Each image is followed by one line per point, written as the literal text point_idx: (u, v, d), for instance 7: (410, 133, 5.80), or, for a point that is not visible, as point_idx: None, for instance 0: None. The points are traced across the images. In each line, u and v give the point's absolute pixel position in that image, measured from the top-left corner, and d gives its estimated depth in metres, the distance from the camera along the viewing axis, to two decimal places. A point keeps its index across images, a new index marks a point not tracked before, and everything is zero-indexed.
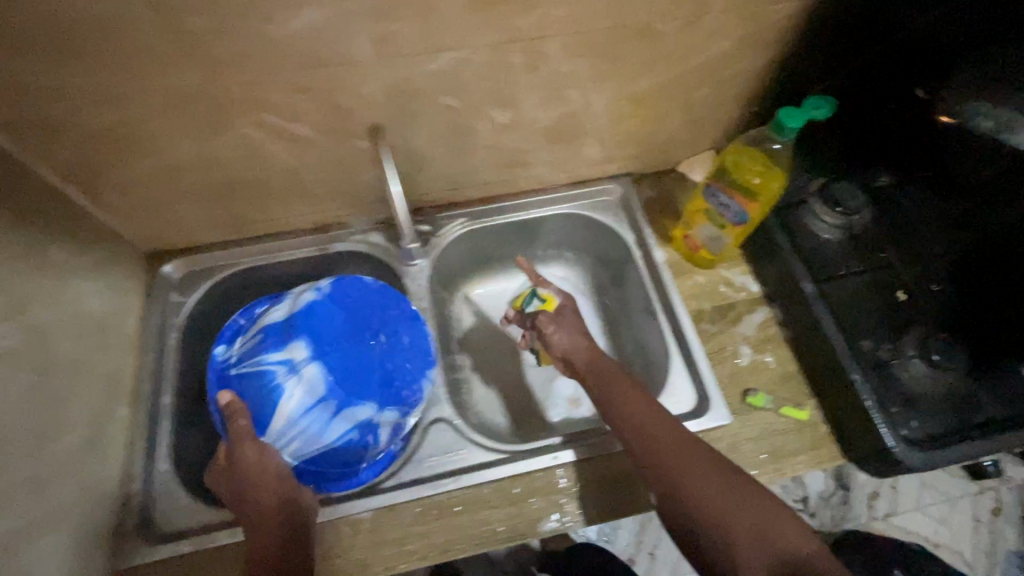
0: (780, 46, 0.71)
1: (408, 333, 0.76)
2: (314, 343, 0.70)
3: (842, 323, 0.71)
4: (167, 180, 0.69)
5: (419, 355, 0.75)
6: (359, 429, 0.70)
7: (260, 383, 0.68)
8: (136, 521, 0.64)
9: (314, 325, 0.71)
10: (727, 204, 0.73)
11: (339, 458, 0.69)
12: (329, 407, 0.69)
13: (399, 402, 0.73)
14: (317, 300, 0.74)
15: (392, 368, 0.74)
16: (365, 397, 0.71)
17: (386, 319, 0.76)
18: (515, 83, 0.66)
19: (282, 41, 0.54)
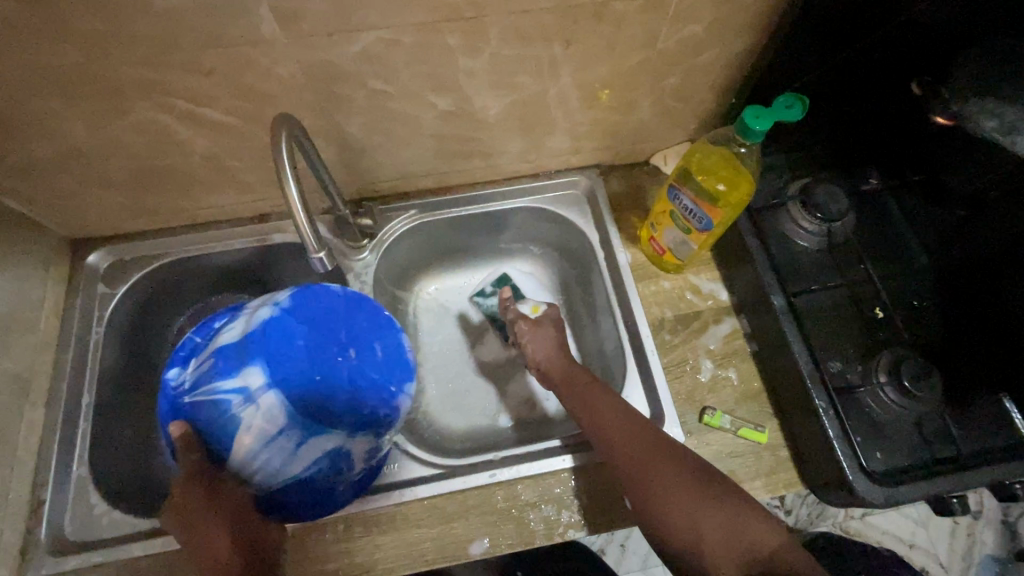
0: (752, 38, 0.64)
1: (381, 342, 0.64)
2: (272, 365, 0.59)
3: (810, 343, 0.65)
4: (76, 166, 0.63)
5: (391, 366, 0.63)
6: (332, 462, 0.59)
7: (211, 416, 0.56)
8: (46, 529, 0.61)
9: (275, 344, 0.60)
10: (692, 211, 0.65)
11: (314, 490, 0.60)
12: (295, 438, 0.57)
13: (376, 426, 0.61)
14: (273, 316, 0.61)
15: (365, 386, 0.63)
16: (335, 422, 0.60)
17: (357, 328, 0.64)
18: (455, 66, 0.59)
19: (169, 14, 0.47)
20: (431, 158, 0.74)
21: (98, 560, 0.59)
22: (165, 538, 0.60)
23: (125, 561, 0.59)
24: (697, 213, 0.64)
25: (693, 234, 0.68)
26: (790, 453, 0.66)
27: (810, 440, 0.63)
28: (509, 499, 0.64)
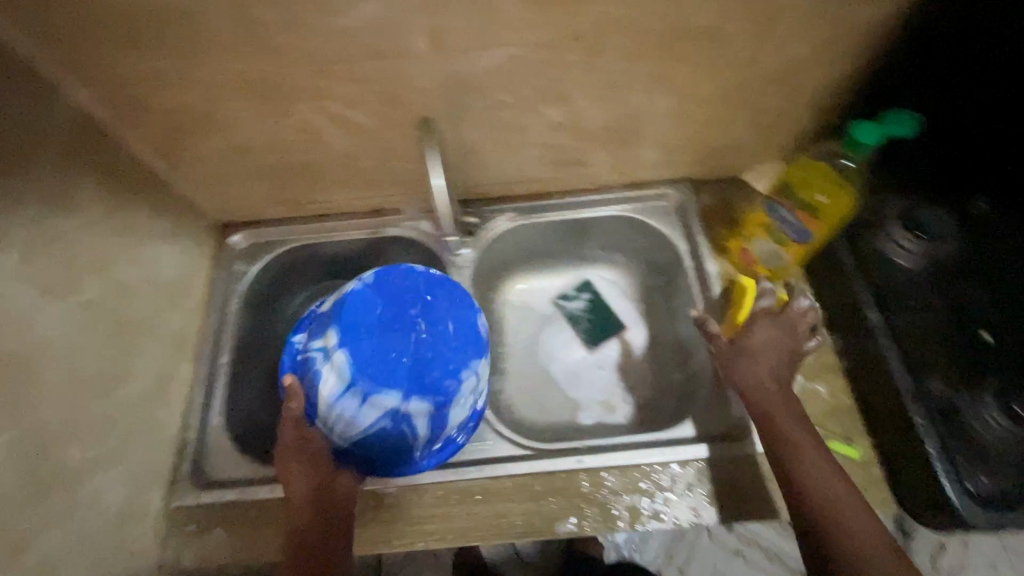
0: (853, 61, 0.67)
1: (450, 320, 0.67)
2: (350, 329, 0.65)
3: (910, 361, 0.65)
4: (239, 158, 0.74)
5: (465, 342, 0.67)
6: (393, 419, 0.64)
7: (313, 373, 0.65)
8: (190, 467, 0.71)
9: (338, 318, 0.66)
10: (788, 223, 0.68)
11: (382, 445, 0.65)
12: (359, 394, 0.63)
13: (433, 394, 0.64)
14: (360, 289, 0.67)
15: (433, 359, 0.65)
16: (393, 384, 0.63)
17: (433, 306, 0.68)
18: (571, 80, 0.65)
19: (344, 31, 0.56)
20: (533, 165, 0.80)
21: (230, 496, 0.68)
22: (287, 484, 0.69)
23: (254, 500, 0.67)
24: (794, 227, 0.67)
25: (788, 246, 0.70)
26: (885, 474, 0.65)
27: (905, 458, 0.63)
28: (594, 485, 0.67)
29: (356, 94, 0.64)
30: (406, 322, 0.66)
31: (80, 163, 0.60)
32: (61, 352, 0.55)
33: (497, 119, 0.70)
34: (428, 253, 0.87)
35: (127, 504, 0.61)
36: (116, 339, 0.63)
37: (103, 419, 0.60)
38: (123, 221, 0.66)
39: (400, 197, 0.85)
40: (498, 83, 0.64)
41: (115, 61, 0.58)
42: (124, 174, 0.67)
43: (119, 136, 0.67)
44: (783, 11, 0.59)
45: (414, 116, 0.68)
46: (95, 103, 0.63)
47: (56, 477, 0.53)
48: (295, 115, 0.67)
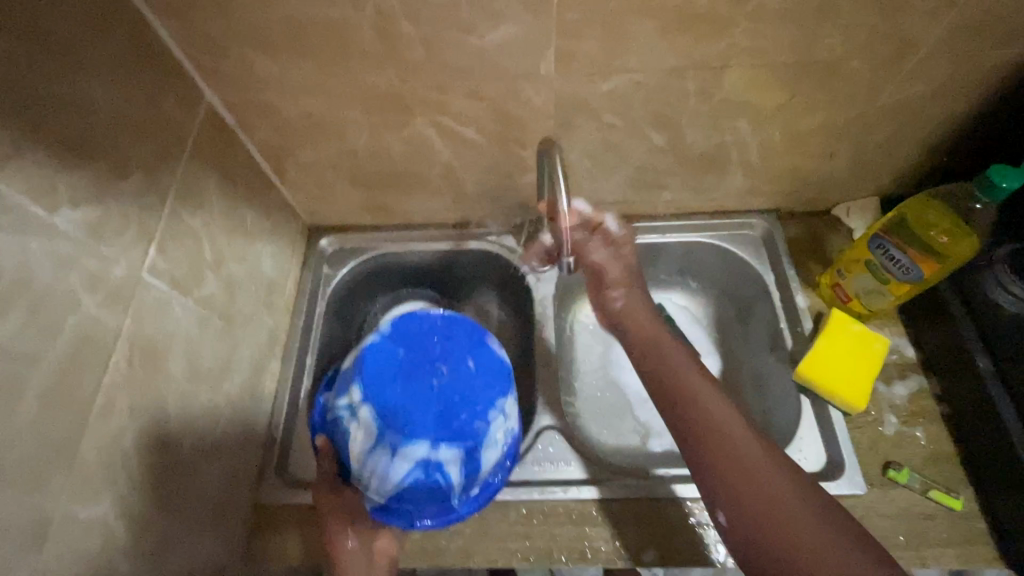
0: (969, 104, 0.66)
1: (468, 357, 0.64)
2: (371, 380, 0.61)
3: (1022, 412, 0.63)
4: (342, 165, 0.76)
5: (488, 380, 0.63)
6: (424, 471, 0.59)
7: (336, 432, 0.61)
8: (275, 464, 0.71)
9: (367, 359, 0.62)
10: (901, 263, 0.67)
11: (419, 497, 0.60)
12: (389, 446, 0.58)
13: (465, 436, 0.60)
14: (376, 340, 0.64)
15: (461, 402, 0.61)
16: (420, 433, 0.58)
17: (448, 348, 0.64)
18: (683, 106, 0.65)
19: (477, 50, 0.58)
20: (624, 187, 0.81)
21: (316, 498, 0.68)
22: None
23: None
24: (909, 268, 0.66)
25: (895, 285, 0.69)
26: (988, 526, 0.63)
27: (1015, 514, 0.60)
28: (682, 516, 0.66)
29: (471, 109, 0.65)
30: (427, 367, 0.63)
31: (208, 162, 0.63)
32: (184, 343, 0.57)
33: (600, 141, 0.71)
34: (508, 269, 0.88)
35: (222, 498, 0.62)
36: (223, 333, 0.64)
37: (209, 411, 0.61)
38: (236, 219, 0.68)
39: (485, 211, 0.86)
40: (611, 107, 0.65)
41: (253, 68, 0.60)
42: (239, 174, 0.69)
43: (238, 138, 0.69)
44: (912, 50, 0.59)
45: (523, 133, 0.69)
46: (224, 106, 0.66)
47: (171, 465, 0.54)
48: (407, 127, 0.68)
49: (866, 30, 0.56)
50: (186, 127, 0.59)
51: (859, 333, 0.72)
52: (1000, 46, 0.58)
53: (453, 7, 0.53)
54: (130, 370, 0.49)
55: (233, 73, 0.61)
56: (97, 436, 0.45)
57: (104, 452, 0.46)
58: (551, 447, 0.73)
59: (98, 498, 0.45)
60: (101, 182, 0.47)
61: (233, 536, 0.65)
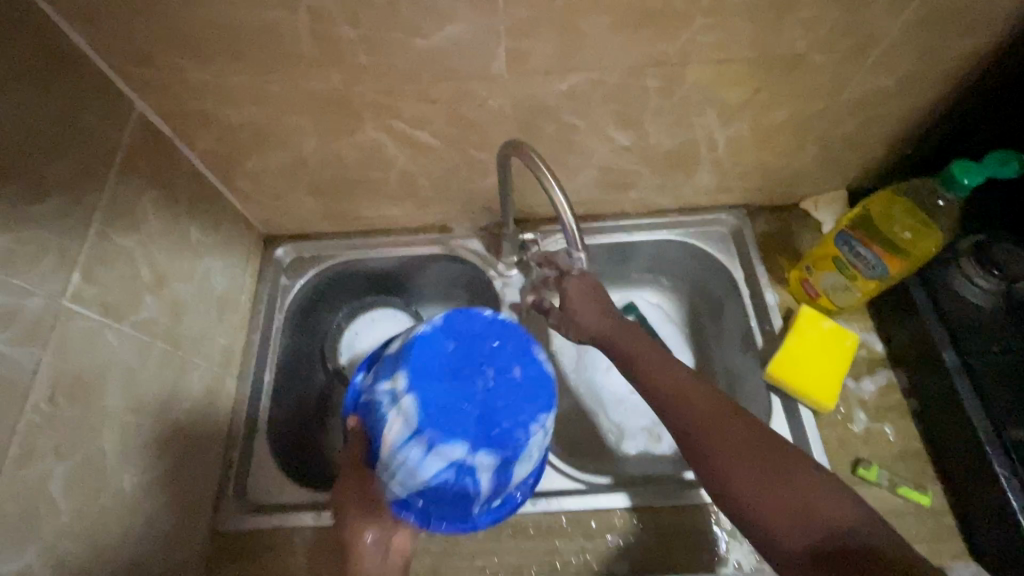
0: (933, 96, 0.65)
1: (521, 362, 0.51)
2: (418, 366, 0.49)
3: (988, 406, 0.63)
4: (293, 173, 0.72)
5: (546, 393, 0.51)
6: (455, 475, 0.47)
7: (370, 418, 0.50)
8: (234, 488, 0.68)
9: (418, 344, 0.50)
10: (867, 259, 0.65)
11: (444, 502, 0.49)
12: (425, 439, 0.47)
13: (508, 449, 0.48)
14: (428, 322, 0.52)
15: (506, 411, 0.48)
16: (461, 435, 0.47)
17: (504, 348, 0.52)
18: (643, 105, 0.63)
19: (424, 52, 0.54)
20: (589, 187, 0.78)
21: (276, 522, 0.65)
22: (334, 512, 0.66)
23: (302, 526, 0.65)
24: (875, 264, 0.65)
25: (862, 281, 0.68)
26: (956, 520, 0.63)
27: (982, 507, 0.61)
28: (652, 524, 0.65)
29: (422, 113, 0.62)
30: (478, 359, 0.50)
31: (143, 177, 0.59)
32: (122, 374, 0.53)
33: (561, 142, 0.68)
34: (475, 274, 0.85)
35: (174, 530, 0.60)
36: (169, 358, 0.61)
37: (155, 442, 0.58)
38: (179, 236, 0.64)
39: (448, 215, 0.83)
40: (569, 106, 0.62)
41: (184, 75, 0.56)
42: (181, 188, 0.65)
43: (177, 149, 0.65)
44: (874, 43, 0.57)
45: (480, 135, 0.66)
46: (158, 116, 0.61)
47: (112, 504, 0.51)
48: (355, 132, 0.65)
49: (828, 24, 0.54)
50: (115, 141, 0.55)
51: (827, 330, 0.71)
52: (962, 38, 0.57)
53: (394, 7, 0.50)
54: (52, 410, 0.45)
55: (164, 82, 0.57)
56: (15, 484, 0.42)
57: (25, 500, 0.43)
58: None
59: (21, 549, 0.42)
60: (10, 210, 0.43)
61: (188, 567, 0.62)
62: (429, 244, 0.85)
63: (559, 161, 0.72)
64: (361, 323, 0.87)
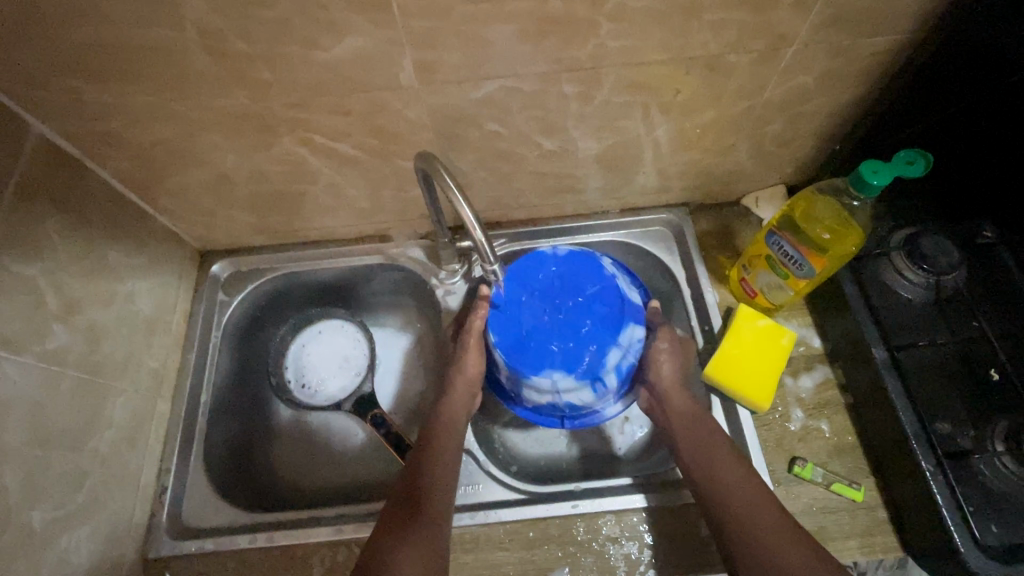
0: (856, 92, 0.64)
1: (585, 324, 0.66)
2: (520, 273, 0.68)
3: (916, 402, 0.63)
4: (218, 189, 0.70)
5: (572, 354, 0.65)
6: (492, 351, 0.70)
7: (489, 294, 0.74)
8: (168, 513, 0.67)
9: (533, 266, 0.69)
10: (795, 259, 0.66)
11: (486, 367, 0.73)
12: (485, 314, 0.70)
13: (520, 363, 0.65)
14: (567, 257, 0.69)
15: (545, 342, 0.65)
16: (499, 327, 0.67)
17: (581, 308, 0.66)
18: (564, 111, 0.62)
19: (326, 64, 0.53)
20: (526, 192, 0.77)
21: (209, 547, 0.64)
22: (269, 533, 0.65)
23: (235, 550, 0.64)
24: (802, 263, 0.65)
25: (793, 280, 0.68)
26: (888, 514, 0.64)
27: (910, 503, 0.61)
28: (590, 532, 0.64)
29: (339, 125, 0.61)
30: (556, 303, 0.67)
31: (48, 203, 0.57)
32: (24, 408, 0.53)
33: (488, 149, 0.67)
34: (417, 282, 0.83)
35: (96, 560, 0.60)
36: (84, 387, 0.60)
37: (71, 474, 0.58)
38: (95, 260, 0.63)
39: (388, 224, 0.81)
40: (488, 114, 0.61)
41: (79, 96, 0.55)
42: (97, 210, 0.64)
43: (90, 170, 0.63)
44: (786, 44, 0.57)
45: (403, 144, 0.64)
46: (63, 138, 0.60)
47: (17, 541, 0.51)
48: (275, 146, 0.63)
49: (736, 26, 0.54)
50: (9, 167, 0.53)
51: (764, 329, 0.71)
52: (873, 35, 0.57)
53: (285, 21, 0.48)
54: None
55: (62, 103, 0.55)
56: None
57: None
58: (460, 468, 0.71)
59: None
60: None
61: None
62: (370, 254, 0.84)
63: (491, 168, 0.71)
64: (307, 336, 0.85)
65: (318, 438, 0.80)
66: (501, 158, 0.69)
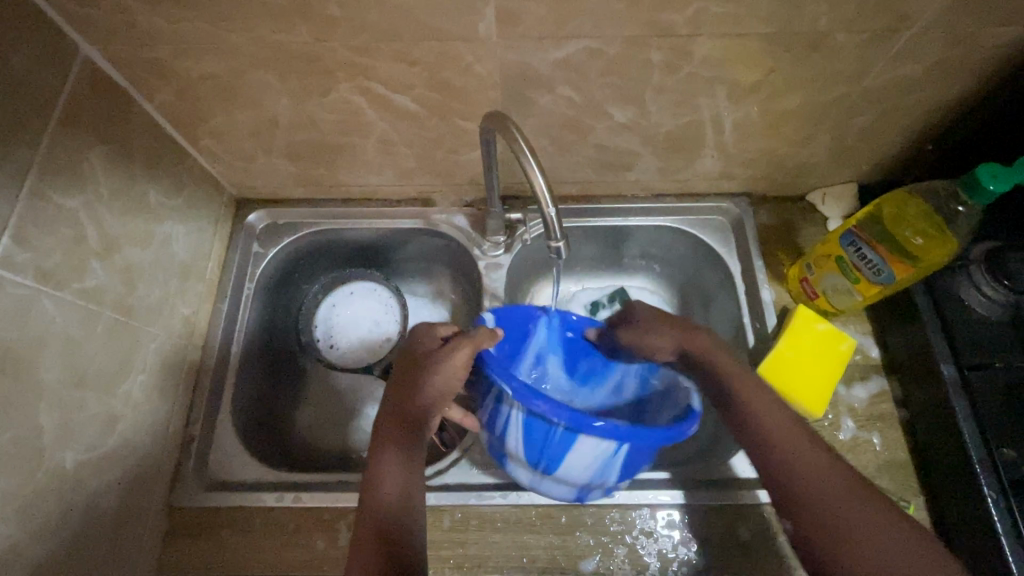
0: (966, 88, 0.59)
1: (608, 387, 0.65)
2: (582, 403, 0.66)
3: (984, 424, 0.60)
4: (264, 133, 0.66)
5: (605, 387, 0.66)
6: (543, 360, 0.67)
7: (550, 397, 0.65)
8: (194, 464, 0.66)
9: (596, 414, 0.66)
10: (872, 262, 0.62)
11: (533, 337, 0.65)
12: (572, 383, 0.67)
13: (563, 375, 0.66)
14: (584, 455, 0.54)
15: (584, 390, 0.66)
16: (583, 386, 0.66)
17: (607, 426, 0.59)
18: (643, 81, 0.58)
19: (400, 5, 0.49)
20: (584, 167, 0.73)
21: (237, 501, 0.63)
22: (296, 494, 0.64)
23: (261, 509, 0.63)
24: (879, 268, 0.62)
25: (863, 287, 0.65)
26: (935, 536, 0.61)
27: (964, 531, 0.59)
28: (623, 523, 0.63)
29: (402, 75, 0.56)
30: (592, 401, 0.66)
31: (90, 131, 0.54)
32: (61, 345, 0.51)
33: (554, 112, 0.62)
34: (456, 251, 0.80)
35: (123, 506, 0.58)
36: (119, 328, 0.58)
37: (103, 417, 0.56)
38: (134, 198, 0.60)
39: (435, 186, 0.77)
40: (564, 74, 0.56)
41: (130, 18, 0.51)
42: (138, 144, 0.60)
43: (133, 101, 0.60)
44: (902, 25, 0.51)
45: (468, 103, 0.60)
46: (107, 62, 0.56)
47: (46, 481, 0.50)
48: (330, 90, 0.59)
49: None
50: (53, 90, 0.50)
51: (823, 333, 0.68)
52: (1002, 24, 0.51)
53: None
54: None
55: (110, 24, 0.51)
56: None
57: None
58: None
59: None
60: None
61: (140, 541, 0.60)
62: (409, 219, 0.79)
63: (554, 138, 0.67)
64: (338, 295, 0.80)
65: (345, 400, 0.78)
66: (568, 127, 0.65)
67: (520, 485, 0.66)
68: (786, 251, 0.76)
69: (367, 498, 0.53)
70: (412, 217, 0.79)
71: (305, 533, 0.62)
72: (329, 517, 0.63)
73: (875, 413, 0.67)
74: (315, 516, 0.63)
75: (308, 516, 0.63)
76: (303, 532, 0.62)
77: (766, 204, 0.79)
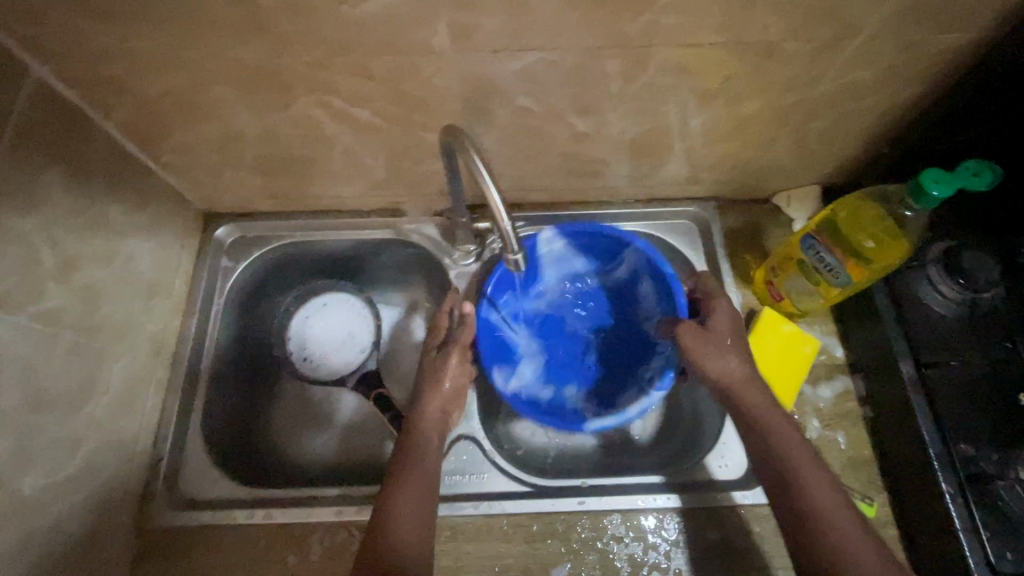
0: (917, 91, 0.60)
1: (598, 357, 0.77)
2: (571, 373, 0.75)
3: (943, 422, 0.61)
4: (228, 148, 0.66)
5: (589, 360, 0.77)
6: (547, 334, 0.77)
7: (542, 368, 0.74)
8: (164, 483, 0.65)
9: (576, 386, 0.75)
10: (831, 265, 0.64)
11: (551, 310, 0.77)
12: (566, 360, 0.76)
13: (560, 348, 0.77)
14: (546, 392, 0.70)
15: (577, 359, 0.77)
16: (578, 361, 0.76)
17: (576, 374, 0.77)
18: (601, 91, 0.58)
19: (354, 21, 0.49)
20: (551, 174, 0.73)
21: (207, 519, 0.63)
22: (267, 510, 0.64)
23: (233, 526, 0.63)
24: (838, 271, 0.63)
25: (825, 289, 0.66)
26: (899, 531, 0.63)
27: (925, 526, 0.60)
28: (594, 529, 0.63)
29: (361, 89, 0.57)
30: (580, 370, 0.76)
31: (44, 152, 0.53)
32: (18, 369, 0.50)
33: (516, 122, 0.62)
34: (427, 261, 0.80)
35: (90, 528, 0.58)
36: (82, 350, 0.58)
37: (66, 440, 0.56)
38: (94, 218, 0.59)
39: (404, 196, 0.77)
40: (523, 85, 0.57)
41: (82, 38, 0.50)
42: (97, 162, 0.60)
43: (91, 120, 0.59)
44: (850, 34, 0.52)
45: (430, 115, 0.60)
46: (61, 82, 0.55)
47: (6, 508, 0.49)
48: (291, 104, 0.59)
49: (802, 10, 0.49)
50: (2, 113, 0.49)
51: (789, 334, 0.68)
52: (947, 30, 0.52)
53: None
54: None
55: (60, 44, 0.51)
56: None
57: None
58: (465, 456, 0.68)
59: None
60: None
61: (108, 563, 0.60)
62: (381, 229, 0.79)
63: (519, 147, 0.67)
64: (312, 308, 0.81)
65: (319, 413, 0.78)
66: (532, 136, 0.65)
67: (492, 494, 0.66)
68: (753, 253, 0.77)
69: (384, 528, 0.53)
70: (383, 227, 0.79)
71: (277, 549, 0.62)
72: (301, 533, 0.63)
73: (841, 411, 0.68)
74: (286, 532, 0.63)
75: (279, 532, 0.63)
76: (275, 549, 0.62)
77: (733, 207, 0.80)
